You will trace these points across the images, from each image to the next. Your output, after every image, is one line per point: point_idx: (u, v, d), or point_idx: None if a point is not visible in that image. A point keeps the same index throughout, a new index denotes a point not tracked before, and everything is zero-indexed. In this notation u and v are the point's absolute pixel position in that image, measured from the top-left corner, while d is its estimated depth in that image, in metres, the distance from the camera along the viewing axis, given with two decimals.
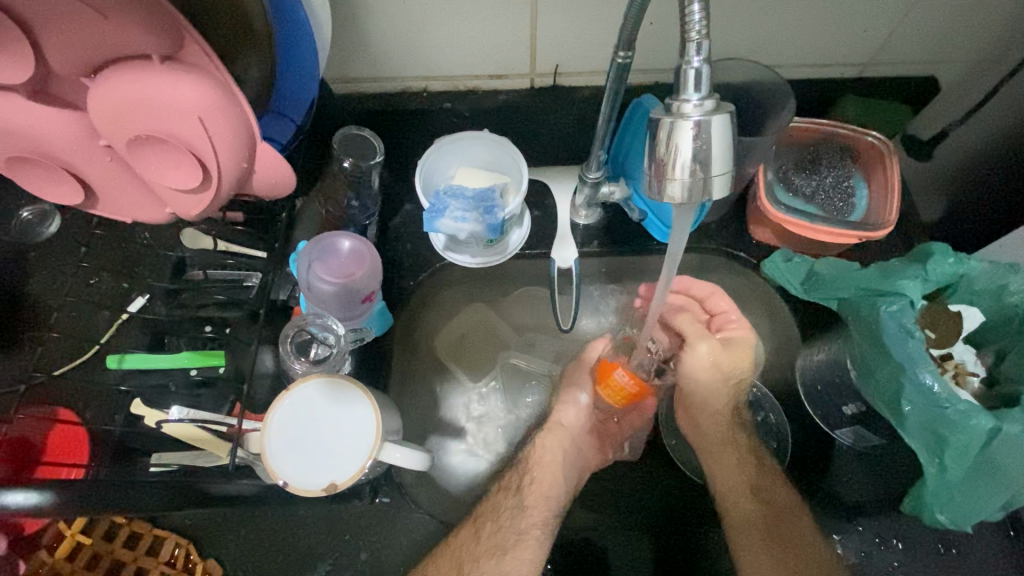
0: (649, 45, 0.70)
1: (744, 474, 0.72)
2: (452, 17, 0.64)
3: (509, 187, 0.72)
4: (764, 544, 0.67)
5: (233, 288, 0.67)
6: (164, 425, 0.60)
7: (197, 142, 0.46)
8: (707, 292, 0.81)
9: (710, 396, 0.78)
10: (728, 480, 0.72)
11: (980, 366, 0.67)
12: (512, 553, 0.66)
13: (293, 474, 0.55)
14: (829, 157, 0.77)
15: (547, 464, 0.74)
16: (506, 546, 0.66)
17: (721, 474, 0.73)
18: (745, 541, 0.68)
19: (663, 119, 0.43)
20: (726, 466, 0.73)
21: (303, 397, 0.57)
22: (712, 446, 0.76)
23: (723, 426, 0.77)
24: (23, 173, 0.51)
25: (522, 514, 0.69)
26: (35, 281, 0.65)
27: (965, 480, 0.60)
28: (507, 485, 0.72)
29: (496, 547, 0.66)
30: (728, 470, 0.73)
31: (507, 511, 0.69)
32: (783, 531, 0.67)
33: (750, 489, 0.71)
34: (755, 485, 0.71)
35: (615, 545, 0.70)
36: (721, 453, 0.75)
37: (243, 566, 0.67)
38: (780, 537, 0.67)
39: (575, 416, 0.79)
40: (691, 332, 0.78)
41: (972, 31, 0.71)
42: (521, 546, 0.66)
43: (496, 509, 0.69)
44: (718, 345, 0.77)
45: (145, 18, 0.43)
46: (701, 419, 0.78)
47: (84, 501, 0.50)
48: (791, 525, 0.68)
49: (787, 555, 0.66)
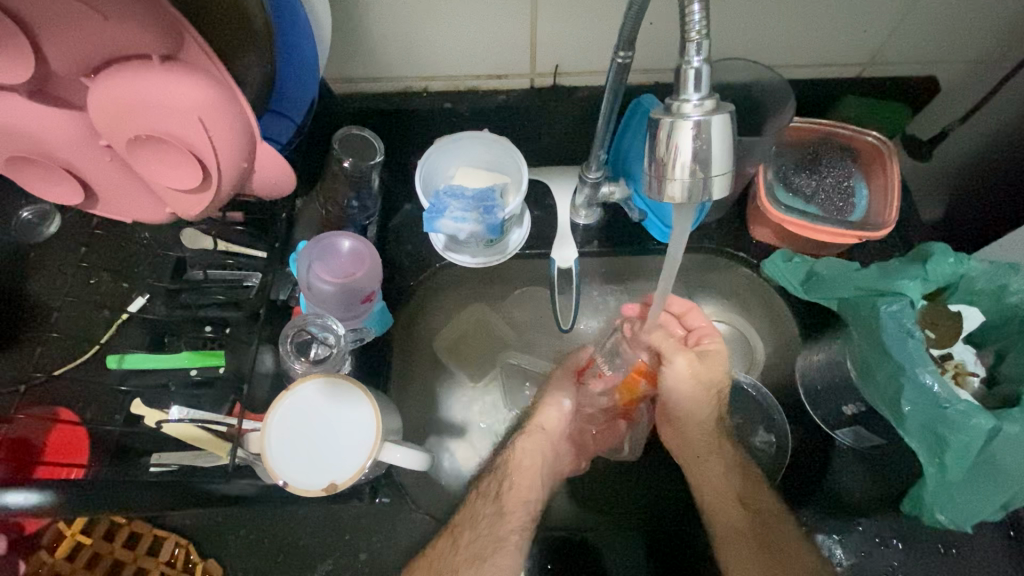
0: (648, 45, 0.70)
1: (731, 483, 0.71)
2: (452, 17, 0.64)
3: (509, 187, 0.72)
4: (748, 551, 0.66)
5: (233, 288, 0.67)
6: (164, 425, 0.61)
7: (198, 142, 0.46)
8: (685, 309, 0.80)
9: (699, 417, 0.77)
10: (721, 498, 0.71)
11: (980, 366, 0.67)
12: (492, 561, 0.64)
13: (294, 475, 0.54)
14: (829, 157, 0.77)
15: (525, 470, 0.73)
16: (485, 555, 0.64)
17: (710, 487, 0.72)
18: (734, 551, 0.67)
19: (663, 119, 0.43)
20: (719, 479, 0.72)
21: (304, 397, 0.57)
22: (693, 454, 0.75)
23: (716, 440, 0.75)
24: (23, 173, 0.51)
25: (502, 521, 0.68)
26: (35, 280, 0.65)
27: (965, 480, 0.60)
28: (486, 491, 0.70)
29: (475, 556, 0.64)
30: (720, 489, 0.71)
31: (486, 519, 0.67)
32: (762, 533, 0.66)
33: (741, 500, 0.70)
34: (743, 492, 0.70)
35: (606, 546, 0.70)
36: (707, 463, 0.74)
37: (242, 566, 0.66)
38: (762, 539, 0.66)
39: (556, 418, 0.78)
40: (666, 348, 0.76)
41: (973, 31, 0.71)
42: (501, 553, 0.65)
43: (474, 516, 0.67)
44: (696, 358, 0.76)
45: (146, 19, 0.42)
46: (686, 427, 0.77)
47: (82, 501, 0.50)
48: (774, 527, 0.66)
49: (771, 559, 0.64)
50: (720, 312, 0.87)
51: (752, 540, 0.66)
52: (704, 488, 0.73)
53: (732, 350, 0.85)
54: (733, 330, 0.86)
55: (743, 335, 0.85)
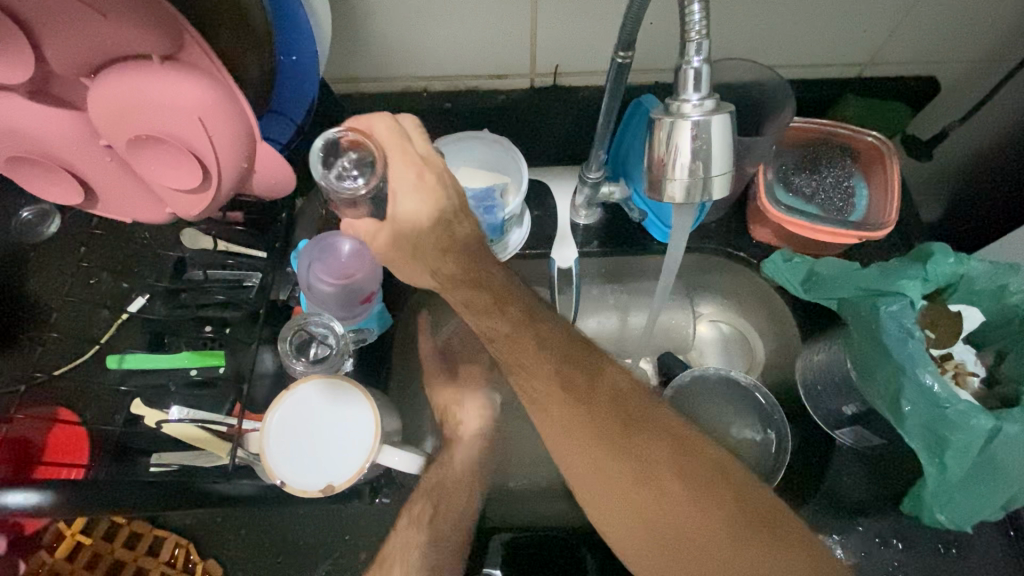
0: (648, 44, 0.70)
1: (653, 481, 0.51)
2: (451, 18, 0.65)
3: (509, 186, 0.72)
4: (677, 567, 0.52)
5: (234, 288, 0.66)
6: (164, 425, 0.60)
7: (197, 142, 0.47)
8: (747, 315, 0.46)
9: (588, 426, 0.52)
10: (576, 436, 0.52)
11: (980, 366, 0.66)
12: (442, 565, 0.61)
13: (293, 475, 0.55)
14: (828, 157, 0.77)
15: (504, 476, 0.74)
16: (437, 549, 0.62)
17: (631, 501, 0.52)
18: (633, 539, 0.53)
19: (663, 119, 0.44)
20: (612, 474, 0.52)
21: (302, 397, 0.58)
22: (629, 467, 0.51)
23: (554, 392, 0.51)
24: (23, 173, 0.51)
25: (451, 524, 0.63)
26: (35, 280, 0.65)
27: (965, 480, 0.60)
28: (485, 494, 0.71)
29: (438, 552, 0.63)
30: (610, 491, 0.52)
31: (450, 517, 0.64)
32: (673, 525, 0.51)
33: (634, 485, 0.52)
34: (638, 462, 0.51)
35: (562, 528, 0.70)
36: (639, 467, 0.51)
37: (243, 567, 0.66)
38: (678, 537, 0.51)
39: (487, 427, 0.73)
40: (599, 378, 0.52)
41: (971, 33, 0.72)
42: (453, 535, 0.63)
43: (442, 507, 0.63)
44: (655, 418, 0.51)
45: (145, 19, 0.42)
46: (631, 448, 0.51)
47: (83, 500, 0.50)
48: (699, 514, 0.50)
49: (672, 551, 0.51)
50: (719, 312, 0.88)
51: (663, 536, 0.51)
52: (579, 483, 0.54)
53: (733, 351, 0.86)
54: (734, 330, 0.87)
55: (743, 335, 0.86)
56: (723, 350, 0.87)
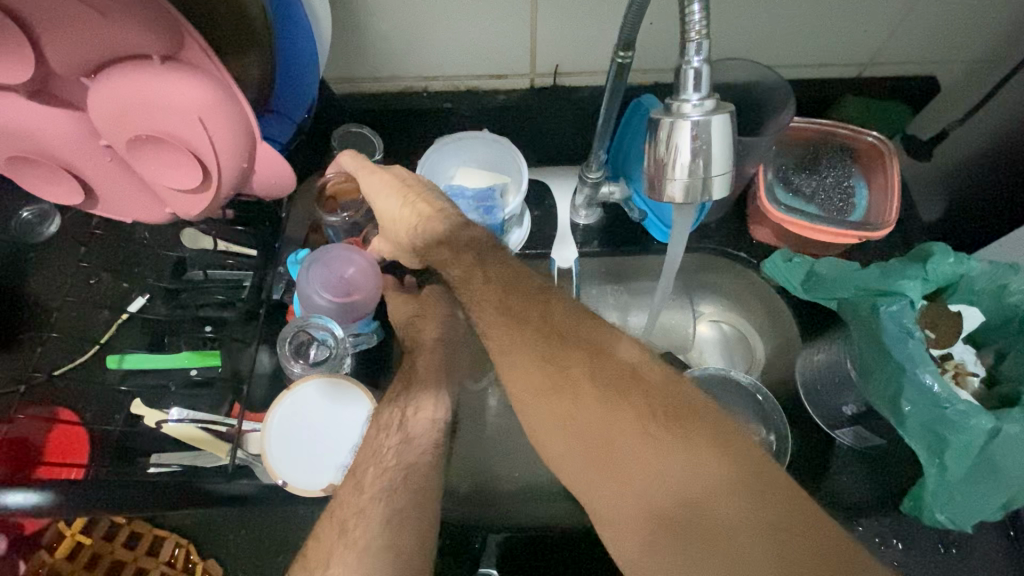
0: (648, 44, 0.70)
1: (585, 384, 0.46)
2: (451, 18, 0.65)
3: (509, 187, 0.72)
4: (602, 482, 0.45)
5: (233, 289, 0.67)
6: (164, 425, 0.61)
7: (198, 141, 0.47)
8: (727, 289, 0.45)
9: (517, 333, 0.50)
10: (511, 347, 0.50)
11: (980, 366, 0.66)
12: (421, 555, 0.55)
13: (292, 475, 0.58)
14: (829, 157, 0.77)
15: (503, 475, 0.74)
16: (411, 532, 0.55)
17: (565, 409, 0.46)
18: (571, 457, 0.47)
19: (663, 119, 0.43)
20: (534, 372, 0.49)
21: (303, 397, 0.61)
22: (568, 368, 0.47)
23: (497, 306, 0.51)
24: (23, 173, 0.51)
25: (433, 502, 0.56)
26: (35, 280, 0.65)
27: (964, 480, 0.60)
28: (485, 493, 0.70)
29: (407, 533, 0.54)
30: (533, 393, 0.49)
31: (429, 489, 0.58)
32: (582, 424, 0.46)
33: (553, 390, 0.48)
34: (560, 366, 0.48)
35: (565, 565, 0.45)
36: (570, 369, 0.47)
37: (242, 566, 0.66)
38: (587, 436, 0.45)
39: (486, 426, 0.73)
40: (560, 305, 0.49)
41: (971, 34, 0.72)
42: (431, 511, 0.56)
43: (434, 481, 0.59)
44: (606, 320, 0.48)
45: (146, 19, 0.42)
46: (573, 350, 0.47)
47: (82, 501, 0.48)
48: (608, 411, 0.44)
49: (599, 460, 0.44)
50: (718, 311, 0.87)
51: (576, 434, 0.46)
52: (516, 393, 0.51)
53: (733, 350, 0.86)
54: (734, 330, 0.87)
55: (743, 335, 0.85)
56: (723, 350, 0.86)
